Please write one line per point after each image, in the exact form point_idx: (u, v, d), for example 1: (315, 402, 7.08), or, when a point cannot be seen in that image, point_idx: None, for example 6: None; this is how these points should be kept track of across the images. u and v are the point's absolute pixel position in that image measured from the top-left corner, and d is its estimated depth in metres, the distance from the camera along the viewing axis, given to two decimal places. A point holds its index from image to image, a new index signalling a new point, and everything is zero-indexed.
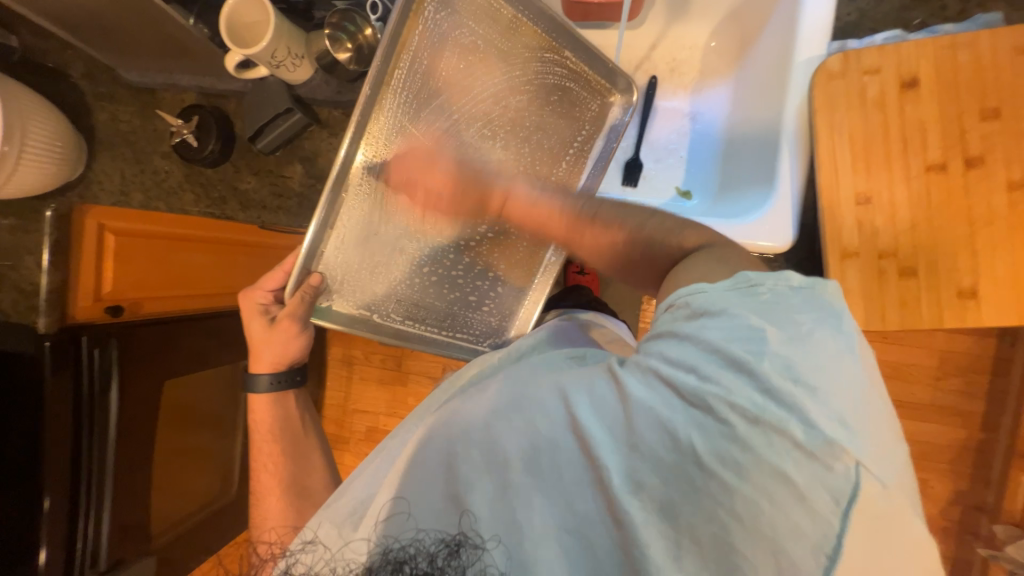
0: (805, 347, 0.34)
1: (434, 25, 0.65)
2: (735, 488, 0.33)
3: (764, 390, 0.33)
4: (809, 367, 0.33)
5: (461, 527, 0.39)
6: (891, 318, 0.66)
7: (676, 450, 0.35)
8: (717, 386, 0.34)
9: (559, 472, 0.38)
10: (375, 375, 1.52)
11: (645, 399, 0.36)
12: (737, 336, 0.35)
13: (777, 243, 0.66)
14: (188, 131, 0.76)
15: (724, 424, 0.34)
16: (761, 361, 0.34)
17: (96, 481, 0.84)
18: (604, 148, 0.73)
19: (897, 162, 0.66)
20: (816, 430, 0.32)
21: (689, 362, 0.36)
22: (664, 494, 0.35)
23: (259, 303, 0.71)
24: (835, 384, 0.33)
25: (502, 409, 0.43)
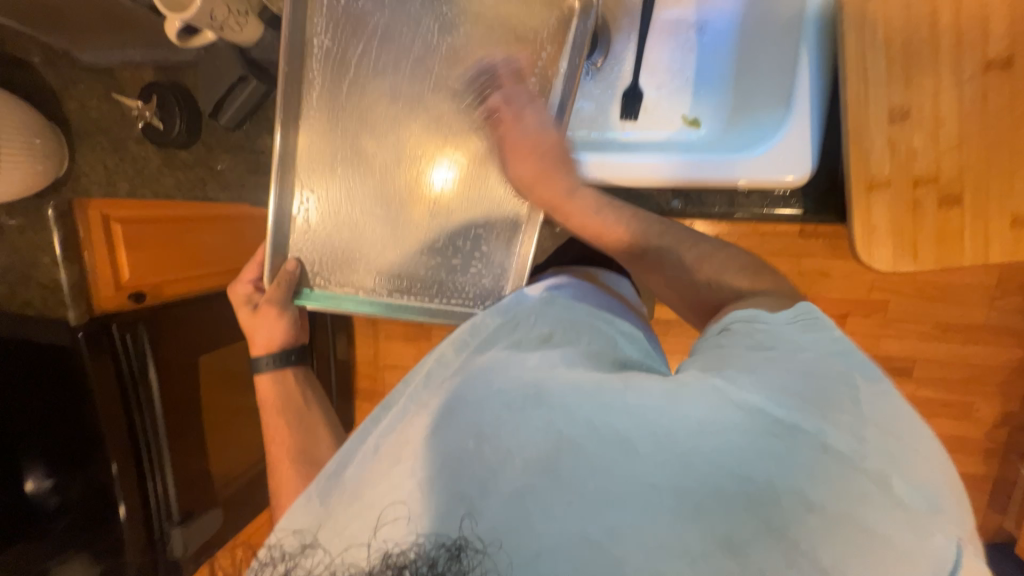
0: (890, 401, 0.39)
1: None
2: (822, 530, 0.34)
3: (858, 437, 0.37)
4: (888, 416, 0.38)
5: (462, 531, 0.37)
6: (926, 255, 0.57)
7: (753, 479, 0.36)
8: (808, 425, 0.37)
9: (574, 477, 0.37)
10: (400, 332, 1.56)
11: (714, 421, 0.38)
12: (814, 374, 0.39)
13: (785, 176, 0.60)
14: (151, 112, 0.72)
15: (815, 463, 0.36)
16: (844, 404, 0.38)
17: (154, 449, 0.92)
18: (570, 66, 0.64)
19: (948, 60, 0.53)
20: (898, 484, 0.36)
21: (771, 392, 0.38)
22: (721, 522, 0.35)
23: (242, 294, 0.73)
24: (906, 442, 0.38)
25: (517, 405, 0.42)
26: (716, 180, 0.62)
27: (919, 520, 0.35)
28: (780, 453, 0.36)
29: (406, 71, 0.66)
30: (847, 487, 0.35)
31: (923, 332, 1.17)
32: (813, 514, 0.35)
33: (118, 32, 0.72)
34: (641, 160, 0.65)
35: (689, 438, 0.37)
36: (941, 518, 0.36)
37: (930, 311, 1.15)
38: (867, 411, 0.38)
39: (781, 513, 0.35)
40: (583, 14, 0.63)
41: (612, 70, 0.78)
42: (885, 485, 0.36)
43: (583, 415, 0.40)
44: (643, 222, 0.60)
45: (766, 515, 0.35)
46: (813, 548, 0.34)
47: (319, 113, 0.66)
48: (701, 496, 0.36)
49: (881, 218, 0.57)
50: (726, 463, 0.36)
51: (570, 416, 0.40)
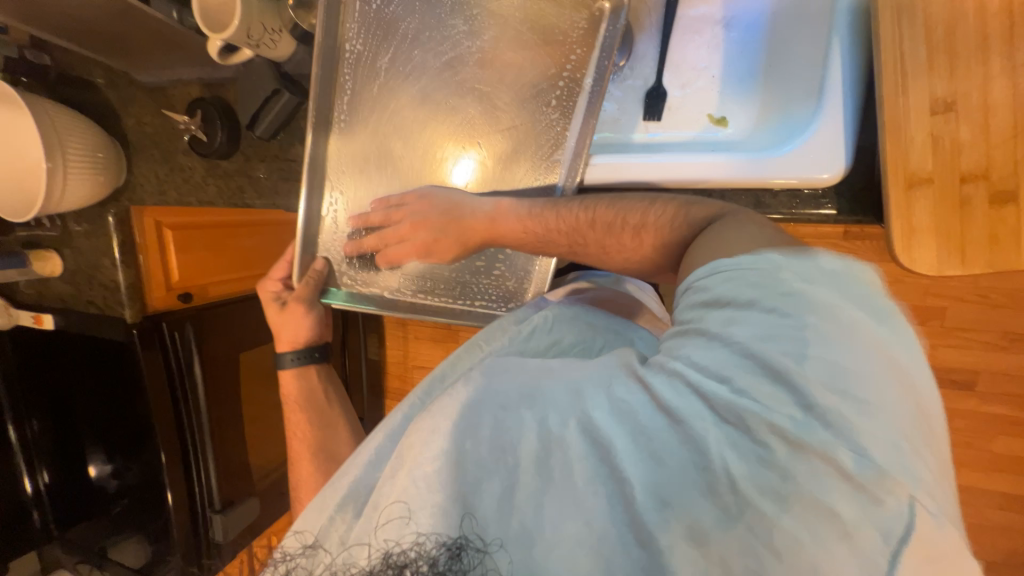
0: (851, 355, 0.34)
1: None
2: (778, 517, 0.33)
3: (806, 408, 0.33)
4: (858, 374, 0.33)
5: (462, 530, 0.37)
6: (976, 259, 0.53)
7: (718, 470, 0.35)
8: (760, 402, 0.34)
9: (570, 473, 0.38)
10: (428, 334, 1.58)
11: (678, 408, 0.37)
12: (775, 338, 0.35)
13: (819, 174, 0.57)
14: (196, 125, 0.78)
15: (766, 446, 0.34)
16: (804, 368, 0.34)
17: (197, 439, 0.97)
18: (598, 69, 0.64)
19: (997, 47, 0.49)
20: (866, 458, 0.32)
21: (722, 372, 0.36)
22: (698, 517, 0.35)
23: (271, 291, 0.77)
24: (882, 402, 0.33)
25: (510, 403, 0.42)
26: (747, 181, 0.60)
27: (869, 488, 0.32)
28: (728, 437, 0.35)
29: (431, 74, 0.67)
30: (804, 472, 0.33)
31: (987, 342, 1.07)
32: (771, 501, 0.33)
33: (169, 53, 0.78)
34: (692, 159, 0.62)
35: (666, 433, 0.37)
36: (892, 480, 0.31)
37: (996, 319, 1.06)
38: (828, 371, 0.33)
39: (744, 504, 0.34)
40: (613, 13, 0.63)
41: (637, 71, 0.76)
42: (831, 459, 0.32)
43: (574, 414, 0.40)
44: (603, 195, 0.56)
45: (737, 509, 0.34)
46: (772, 536, 0.33)
47: (347, 119, 0.68)
48: (677, 493, 0.36)
49: (924, 218, 0.53)
50: (686, 453, 0.36)
51: (558, 411, 0.40)
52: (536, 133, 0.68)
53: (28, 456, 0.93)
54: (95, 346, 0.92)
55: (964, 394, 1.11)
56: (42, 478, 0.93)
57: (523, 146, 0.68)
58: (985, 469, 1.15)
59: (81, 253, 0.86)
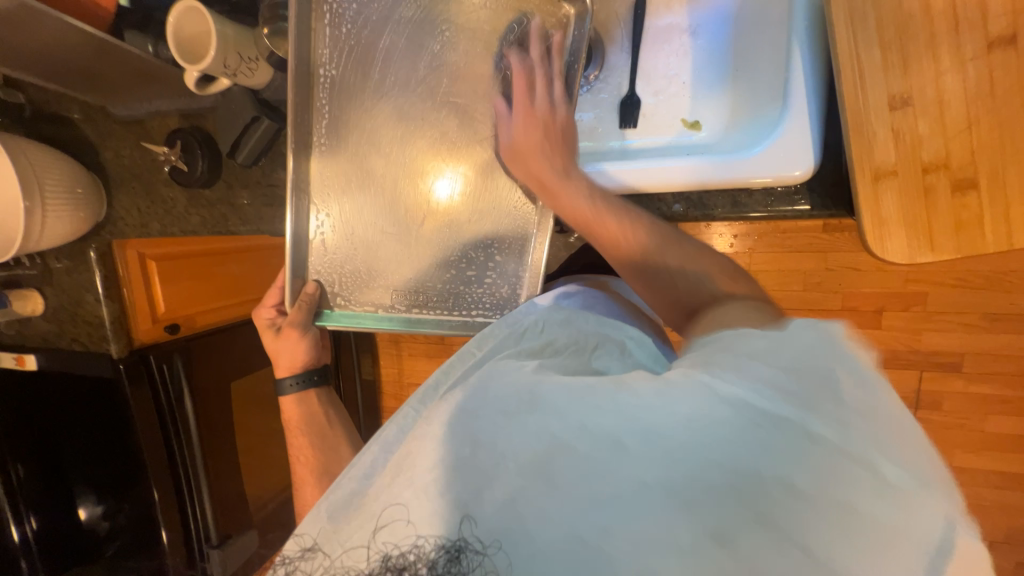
0: (875, 383, 0.37)
1: (342, 11, 0.65)
2: (812, 521, 0.33)
3: (844, 422, 0.34)
4: (883, 400, 0.36)
5: (462, 533, 0.38)
6: (945, 245, 0.54)
7: (749, 476, 0.35)
8: (798, 416, 0.35)
9: (567, 476, 0.38)
10: (422, 350, 1.57)
11: (702, 414, 0.36)
12: (807, 360, 0.37)
13: (792, 172, 0.58)
14: (177, 156, 0.78)
15: (803, 452, 0.34)
16: (842, 389, 0.36)
17: (191, 473, 0.95)
18: (568, 72, 0.65)
19: (946, 44, 0.52)
20: (902, 473, 0.34)
21: (752, 379, 0.36)
22: (714, 520, 0.35)
23: (265, 318, 0.76)
24: (908, 423, 0.36)
25: (511, 411, 0.42)
26: (731, 180, 0.61)
27: (908, 502, 0.33)
28: (769, 444, 0.35)
29: (410, 91, 0.68)
30: (844, 480, 0.33)
31: (969, 323, 1.10)
32: (801, 505, 0.33)
33: (146, 86, 0.78)
34: (667, 166, 0.64)
35: (681, 436, 0.37)
36: (921, 490, 0.33)
37: (976, 301, 1.08)
38: (865, 396, 0.36)
39: (774, 511, 0.34)
40: (578, 18, 0.64)
41: (609, 81, 0.78)
42: (873, 470, 0.33)
43: (576, 420, 0.40)
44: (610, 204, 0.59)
45: (759, 507, 0.34)
46: (804, 540, 0.33)
47: (328, 139, 0.68)
48: (692, 492, 0.35)
49: (892, 210, 0.54)
50: (719, 459, 0.35)
51: (562, 419, 0.40)
52: None
53: (13, 502, 0.89)
54: (79, 386, 0.90)
55: (952, 376, 1.14)
56: (29, 524, 0.90)
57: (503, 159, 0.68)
58: (978, 449, 1.17)
59: (63, 290, 0.85)
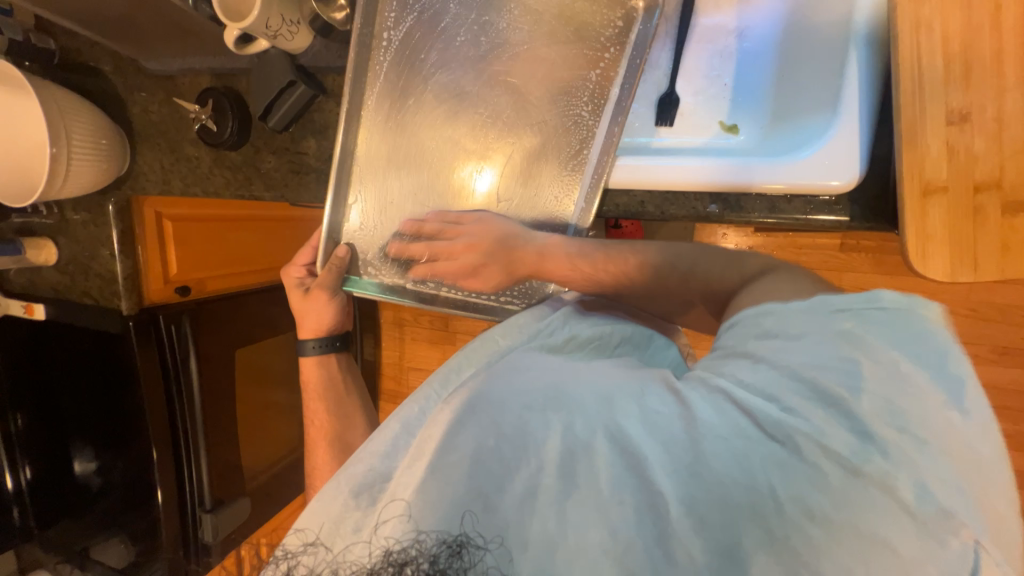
0: (899, 382, 0.34)
1: None
2: (826, 542, 0.32)
3: (861, 435, 0.34)
4: (911, 413, 0.33)
5: (464, 527, 0.37)
6: (988, 267, 0.53)
7: (785, 492, 0.34)
8: (811, 425, 0.35)
9: (595, 477, 0.37)
10: (425, 335, 1.57)
11: (720, 425, 0.37)
12: (826, 366, 0.36)
13: (835, 181, 0.58)
14: (207, 115, 0.78)
15: (817, 469, 0.34)
16: (859, 399, 0.34)
17: (191, 435, 0.95)
18: (631, 65, 0.63)
19: (1009, 64, 0.51)
20: (929, 495, 0.32)
21: (770, 392, 0.37)
22: (748, 537, 0.34)
23: (295, 277, 0.75)
24: (947, 440, 0.33)
25: (535, 404, 0.42)
26: (770, 187, 0.60)
27: (933, 526, 0.31)
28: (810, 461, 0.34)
29: (469, 68, 0.66)
30: (858, 499, 0.33)
31: (977, 354, 1.10)
32: (815, 523, 0.33)
33: (183, 40, 0.77)
34: (719, 165, 0.63)
35: (713, 447, 0.36)
36: (956, 518, 0.31)
37: (985, 333, 1.09)
38: (884, 405, 0.34)
39: (817, 533, 0.33)
40: (646, 13, 0.63)
41: (649, 77, 0.77)
42: (888, 488, 0.32)
43: (602, 420, 0.40)
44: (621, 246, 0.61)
45: (766, 517, 0.34)
46: (818, 561, 0.32)
47: (384, 103, 0.67)
48: (704, 500, 0.35)
49: (938, 225, 0.53)
50: (730, 469, 0.35)
51: (586, 417, 0.40)
52: (564, 131, 0.67)
53: (9, 448, 0.90)
54: (85, 335, 0.89)
55: None
56: (24, 474, 0.91)
57: (547, 152, 0.68)
58: None
59: (76, 241, 0.84)
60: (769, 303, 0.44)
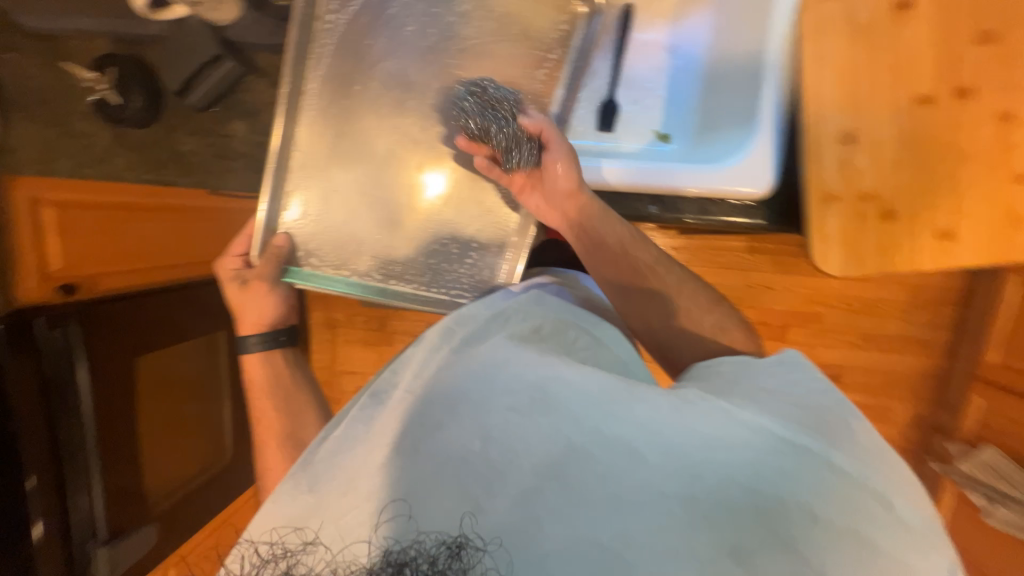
0: (864, 428, 0.43)
1: None
2: (827, 542, 0.36)
3: (857, 460, 0.39)
4: (882, 451, 0.41)
5: (462, 529, 0.37)
6: (871, 264, 0.63)
7: (764, 492, 0.37)
8: (818, 447, 0.39)
9: (592, 487, 0.38)
10: (359, 337, 1.50)
11: (727, 437, 0.39)
12: (814, 406, 0.44)
13: (757, 187, 0.65)
14: (107, 86, 0.68)
15: (824, 481, 0.38)
16: (850, 436, 0.41)
17: (79, 457, 0.78)
18: (574, 69, 0.66)
19: (886, 96, 0.62)
20: (908, 516, 0.38)
21: (778, 415, 0.41)
22: (731, 530, 0.36)
23: (230, 269, 0.66)
24: (906, 476, 0.41)
25: (520, 408, 0.41)
26: (698, 191, 0.67)
27: (916, 537, 0.38)
28: (789, 467, 0.38)
29: (418, 59, 0.65)
30: (857, 510, 0.37)
31: (852, 341, 1.31)
32: (818, 527, 0.36)
33: None
34: (658, 170, 0.68)
35: (697, 452, 0.39)
36: (927, 533, 0.38)
37: (857, 323, 1.30)
38: (871, 446, 0.41)
39: (788, 526, 0.36)
40: (587, 18, 0.66)
41: (591, 84, 0.83)
42: (884, 504, 0.38)
43: (596, 427, 0.40)
44: (622, 235, 0.64)
45: (772, 522, 0.36)
46: (820, 560, 0.35)
47: (324, 94, 0.64)
48: (711, 504, 0.37)
49: (834, 228, 0.63)
50: (729, 472, 0.38)
51: (577, 424, 0.40)
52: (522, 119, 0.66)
53: None
54: None
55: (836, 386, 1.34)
56: None
57: None
58: None
59: None
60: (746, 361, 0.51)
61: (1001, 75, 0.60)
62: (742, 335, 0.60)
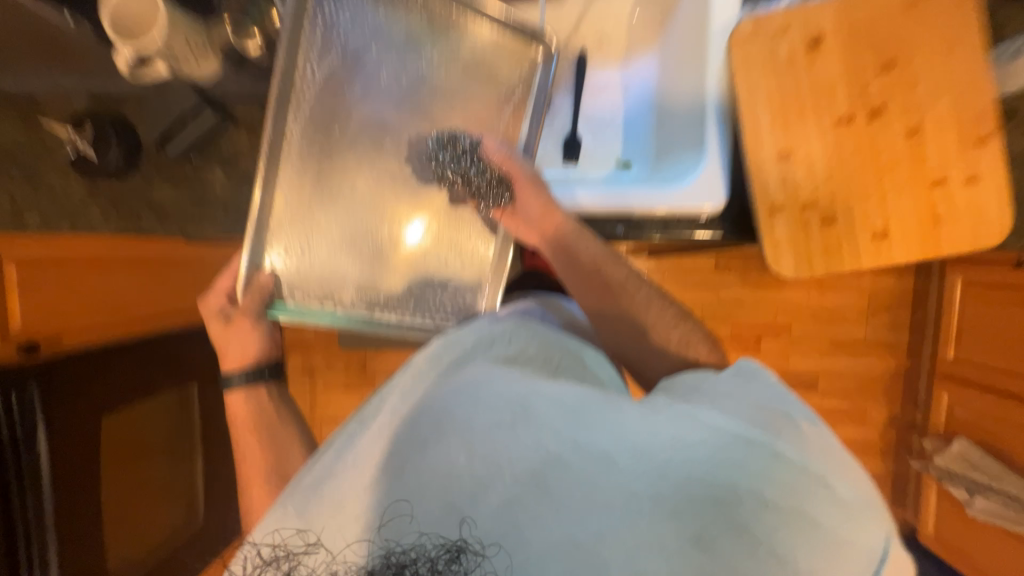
0: (805, 421, 0.44)
1: (331, 17, 0.66)
2: (778, 526, 0.37)
3: (801, 448, 0.41)
4: (825, 443, 0.43)
5: (461, 534, 0.39)
6: (818, 264, 0.70)
7: (721, 485, 0.38)
8: (768, 440, 0.40)
9: (567, 492, 0.39)
10: (340, 381, 1.47)
11: (690, 437, 0.40)
12: (763, 402, 0.45)
13: (713, 204, 0.71)
14: (86, 142, 0.75)
15: (777, 470, 0.39)
16: (793, 429, 0.43)
17: (37, 533, 0.69)
18: (537, 104, 0.72)
19: (811, 118, 0.69)
20: (851, 499, 0.39)
21: (733, 413, 0.43)
22: (692, 520, 0.38)
23: (214, 306, 0.67)
24: (848, 463, 0.42)
25: (504, 422, 0.41)
26: (661, 210, 0.72)
27: (857, 516, 0.39)
28: (744, 461, 0.39)
29: (393, 103, 0.69)
30: (804, 495, 0.38)
31: (821, 348, 1.37)
32: (770, 512, 0.38)
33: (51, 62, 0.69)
34: (619, 193, 0.73)
35: (663, 451, 0.40)
36: (869, 511, 0.40)
37: (824, 330, 1.37)
38: (813, 437, 0.43)
39: (743, 514, 0.38)
40: (545, 60, 0.71)
41: (554, 121, 0.90)
42: (828, 488, 0.39)
43: (571, 436, 0.41)
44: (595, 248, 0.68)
45: (729, 512, 0.38)
46: (773, 541, 0.37)
47: (305, 138, 0.66)
48: (674, 498, 0.39)
49: (782, 235, 0.69)
50: (696, 470, 0.39)
51: (554, 434, 0.41)
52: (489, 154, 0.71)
53: None
54: None
55: (812, 393, 1.39)
56: None
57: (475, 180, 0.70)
58: None
59: None
60: (705, 373, 0.51)
61: (904, 96, 0.68)
62: (708, 343, 0.64)
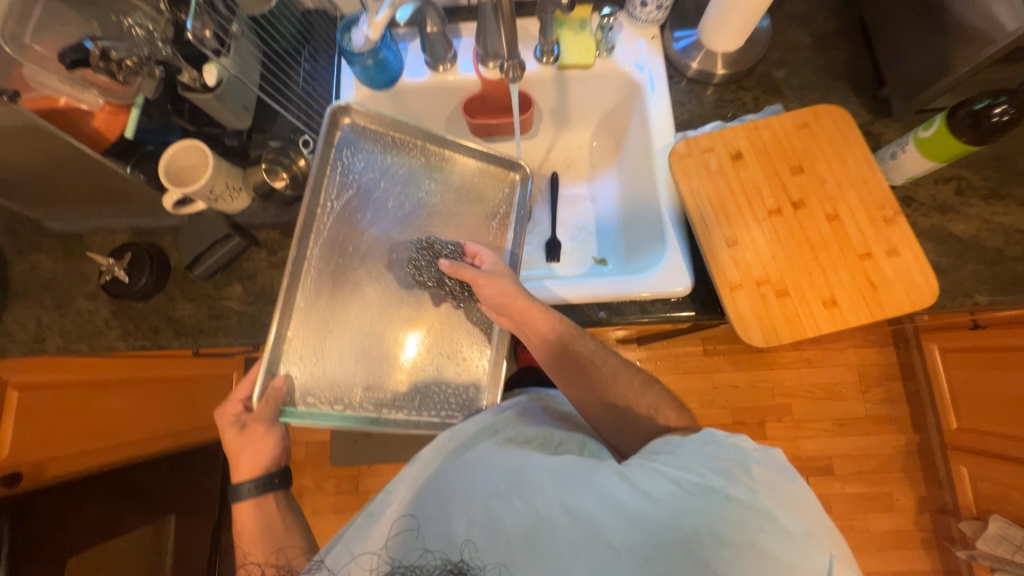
0: (756, 459, 0.51)
1: (349, 163, 0.81)
2: (732, 558, 0.43)
3: (748, 487, 0.47)
4: (776, 483, 0.48)
5: (462, 553, 0.44)
6: (784, 334, 0.76)
7: (682, 527, 0.44)
8: (720, 485, 0.47)
9: (554, 546, 0.44)
10: (331, 503, 1.37)
11: (653, 490, 0.47)
12: (720, 451, 0.51)
13: (680, 287, 0.80)
14: (121, 267, 0.81)
15: (728, 510, 0.45)
16: (744, 472, 0.49)
17: None
18: (518, 218, 0.84)
19: (747, 212, 0.82)
20: (795, 527, 0.45)
21: (691, 466, 0.49)
22: (661, 561, 0.43)
23: (230, 414, 0.70)
24: (795, 498, 0.48)
25: (500, 490, 0.48)
26: (636, 296, 0.80)
27: (800, 543, 0.44)
28: (699, 505, 0.46)
29: (399, 225, 0.81)
30: (752, 529, 0.44)
31: (825, 428, 1.36)
32: (725, 546, 0.43)
33: (106, 203, 0.80)
34: (597, 284, 0.82)
35: (633, 504, 0.46)
36: (815, 538, 0.45)
37: (824, 409, 1.37)
38: (760, 475, 0.49)
39: (703, 552, 0.43)
40: (522, 182, 0.86)
41: (536, 229, 1.06)
42: (772, 520, 0.45)
43: (557, 498, 0.47)
44: (573, 332, 0.76)
45: (691, 550, 0.43)
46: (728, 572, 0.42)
47: (323, 257, 0.76)
48: (646, 542, 0.44)
49: (746, 309, 0.77)
50: (665, 518, 0.45)
51: (544, 496, 0.47)
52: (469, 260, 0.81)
53: None
54: None
55: (829, 478, 1.34)
56: None
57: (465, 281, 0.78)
58: (874, 550, 1.32)
59: None
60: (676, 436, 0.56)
61: (820, 192, 0.82)
62: (674, 406, 0.72)
